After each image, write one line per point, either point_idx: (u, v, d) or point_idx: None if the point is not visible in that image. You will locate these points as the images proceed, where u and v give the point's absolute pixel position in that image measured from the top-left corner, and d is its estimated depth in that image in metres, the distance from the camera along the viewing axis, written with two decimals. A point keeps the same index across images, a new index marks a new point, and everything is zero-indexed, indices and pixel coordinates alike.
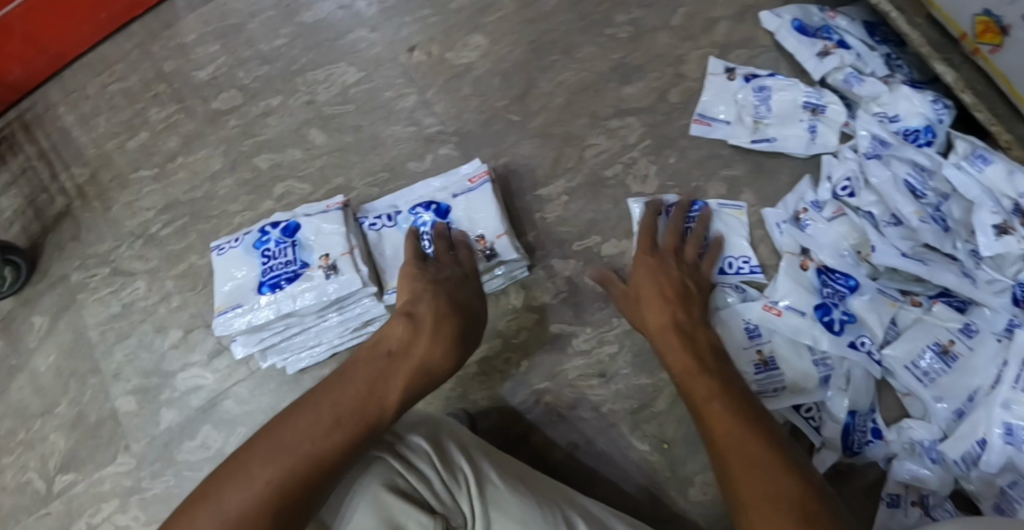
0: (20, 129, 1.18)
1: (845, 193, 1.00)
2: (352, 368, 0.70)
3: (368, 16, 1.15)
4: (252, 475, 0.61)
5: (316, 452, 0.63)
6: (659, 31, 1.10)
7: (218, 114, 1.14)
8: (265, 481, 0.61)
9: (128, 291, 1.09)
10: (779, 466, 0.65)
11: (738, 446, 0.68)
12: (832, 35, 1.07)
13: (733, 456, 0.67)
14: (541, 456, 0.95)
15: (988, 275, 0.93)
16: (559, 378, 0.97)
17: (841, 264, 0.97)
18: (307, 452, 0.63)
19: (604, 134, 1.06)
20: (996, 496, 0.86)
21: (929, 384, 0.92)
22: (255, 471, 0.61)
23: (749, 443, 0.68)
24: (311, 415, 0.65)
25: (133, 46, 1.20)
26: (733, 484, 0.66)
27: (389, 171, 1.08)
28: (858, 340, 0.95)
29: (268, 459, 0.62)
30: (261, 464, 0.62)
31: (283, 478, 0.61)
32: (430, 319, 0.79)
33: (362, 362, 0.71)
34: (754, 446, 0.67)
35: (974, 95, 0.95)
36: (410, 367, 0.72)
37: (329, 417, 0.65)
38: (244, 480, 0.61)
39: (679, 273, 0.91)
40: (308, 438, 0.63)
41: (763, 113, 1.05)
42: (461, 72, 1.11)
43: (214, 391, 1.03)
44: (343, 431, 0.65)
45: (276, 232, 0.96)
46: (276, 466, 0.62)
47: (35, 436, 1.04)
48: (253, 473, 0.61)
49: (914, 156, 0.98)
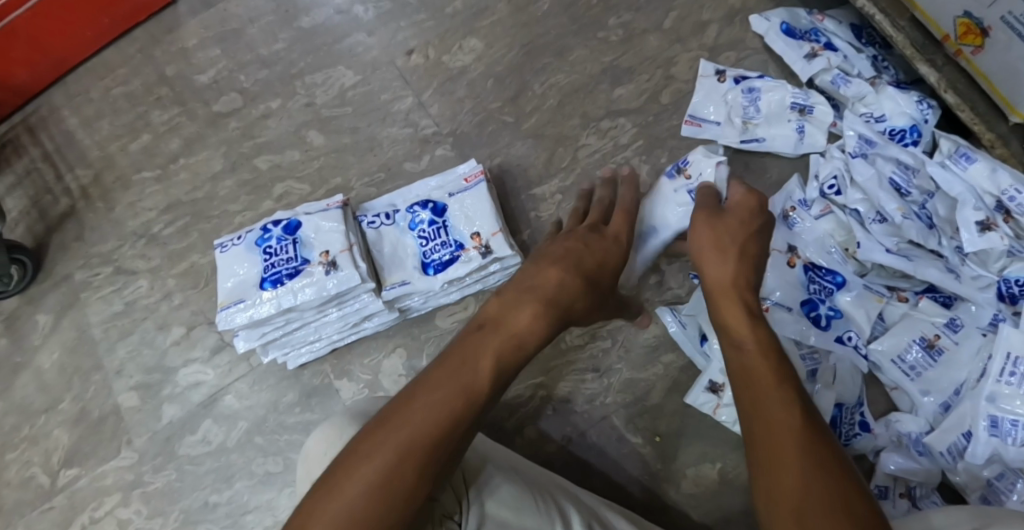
0: (25, 131, 1.20)
1: (832, 192, 1.01)
2: (452, 350, 0.67)
3: (366, 20, 1.18)
4: (367, 465, 0.58)
5: (428, 434, 0.60)
6: (650, 34, 1.13)
7: (218, 116, 1.16)
8: (375, 470, 0.57)
9: (130, 290, 1.11)
10: (817, 446, 0.58)
11: (778, 418, 0.61)
12: (819, 38, 1.09)
13: (767, 430, 0.61)
14: (535, 449, 0.97)
15: (972, 271, 0.94)
16: (553, 373, 0.99)
17: (828, 260, 0.99)
18: (414, 432, 0.59)
19: (596, 134, 1.08)
20: (983, 488, 0.88)
21: (916, 378, 0.93)
22: (370, 458, 0.58)
23: (782, 429, 0.60)
24: (423, 391, 0.62)
25: (135, 50, 1.22)
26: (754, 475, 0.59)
27: (386, 171, 1.10)
28: (845, 335, 0.96)
29: (375, 446, 0.59)
30: (372, 449, 0.59)
31: (396, 465, 0.58)
32: (539, 297, 0.73)
33: (469, 342, 0.68)
34: (783, 419, 0.60)
35: (956, 95, 0.97)
36: (509, 342, 0.68)
37: (442, 394, 0.62)
38: (360, 470, 0.58)
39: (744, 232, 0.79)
40: (408, 423, 0.60)
41: (752, 114, 1.07)
42: (456, 75, 1.13)
43: (215, 386, 1.05)
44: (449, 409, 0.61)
45: (278, 231, 0.98)
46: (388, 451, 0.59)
47: (39, 432, 1.06)
48: (367, 463, 0.58)
49: (898, 154, 1.00)
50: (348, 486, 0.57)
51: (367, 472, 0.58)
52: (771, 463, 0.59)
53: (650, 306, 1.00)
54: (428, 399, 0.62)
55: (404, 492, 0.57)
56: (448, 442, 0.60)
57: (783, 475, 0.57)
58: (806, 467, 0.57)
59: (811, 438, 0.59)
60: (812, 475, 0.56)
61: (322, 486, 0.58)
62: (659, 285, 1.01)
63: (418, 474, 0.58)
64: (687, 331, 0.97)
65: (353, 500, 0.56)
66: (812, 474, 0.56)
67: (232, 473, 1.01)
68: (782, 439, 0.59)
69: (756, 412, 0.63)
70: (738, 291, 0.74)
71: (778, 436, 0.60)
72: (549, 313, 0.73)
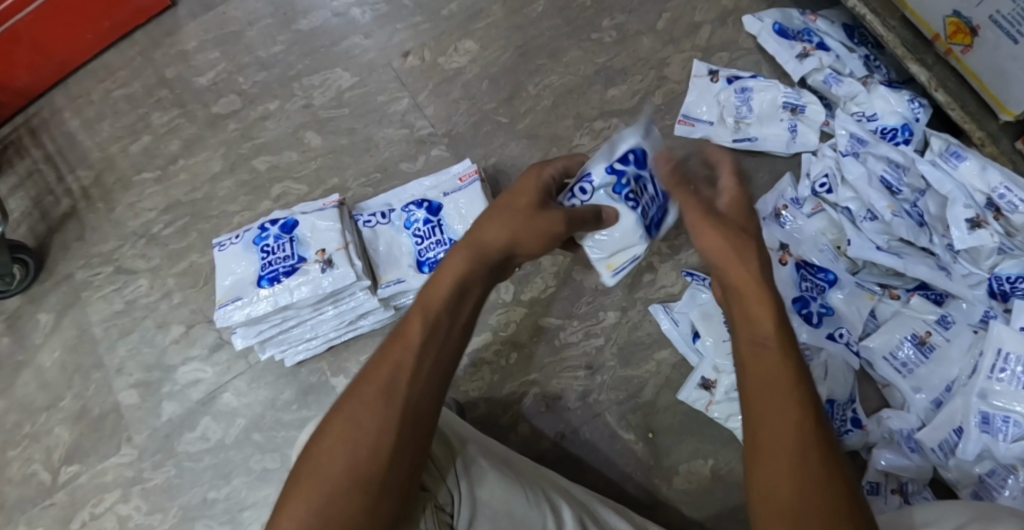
0: (27, 133, 1.22)
1: (823, 190, 1.02)
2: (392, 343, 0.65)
3: (363, 23, 1.19)
4: (326, 469, 0.59)
5: (376, 423, 0.60)
6: (643, 35, 1.14)
7: (217, 118, 1.18)
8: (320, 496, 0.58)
9: (130, 289, 1.12)
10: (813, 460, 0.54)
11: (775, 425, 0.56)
12: (812, 38, 1.10)
13: (766, 437, 0.56)
14: (528, 445, 0.98)
15: (964, 269, 0.96)
16: (547, 370, 1.00)
17: (820, 258, 0.99)
18: (366, 427, 0.60)
19: (589, 134, 1.09)
20: (975, 484, 0.89)
21: (907, 375, 0.94)
22: (327, 459, 0.60)
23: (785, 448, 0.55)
24: (362, 402, 0.61)
25: (135, 53, 1.24)
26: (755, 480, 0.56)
27: (382, 171, 1.11)
28: (836, 332, 0.97)
29: (319, 469, 0.59)
30: (328, 453, 0.60)
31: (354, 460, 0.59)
32: (469, 243, 0.71)
33: (406, 318, 0.66)
34: (783, 435, 0.56)
35: (947, 94, 0.98)
36: (447, 302, 0.67)
37: (388, 375, 0.62)
38: (319, 473, 0.59)
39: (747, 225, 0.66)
40: (343, 445, 0.60)
41: (744, 113, 1.08)
42: (451, 76, 1.15)
43: (214, 384, 1.07)
44: (395, 395, 0.62)
45: (275, 229, 0.99)
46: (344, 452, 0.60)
47: (40, 429, 1.07)
48: (326, 462, 0.59)
49: (889, 153, 1.01)
50: (309, 490, 0.58)
51: (328, 474, 0.59)
52: (768, 473, 0.55)
53: (643, 305, 1.01)
54: (369, 392, 0.62)
55: (370, 486, 0.59)
56: (406, 431, 0.61)
57: (772, 476, 0.55)
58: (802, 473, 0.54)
59: (808, 444, 0.55)
60: (808, 477, 0.54)
61: (287, 493, 0.59)
62: (651, 283, 1.02)
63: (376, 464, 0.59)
64: (680, 328, 0.99)
65: (317, 501, 0.58)
66: (808, 480, 0.54)
67: (230, 469, 1.03)
68: (779, 448, 0.55)
69: (755, 417, 0.57)
70: (764, 289, 0.61)
71: (773, 449, 0.56)
72: (481, 264, 0.70)
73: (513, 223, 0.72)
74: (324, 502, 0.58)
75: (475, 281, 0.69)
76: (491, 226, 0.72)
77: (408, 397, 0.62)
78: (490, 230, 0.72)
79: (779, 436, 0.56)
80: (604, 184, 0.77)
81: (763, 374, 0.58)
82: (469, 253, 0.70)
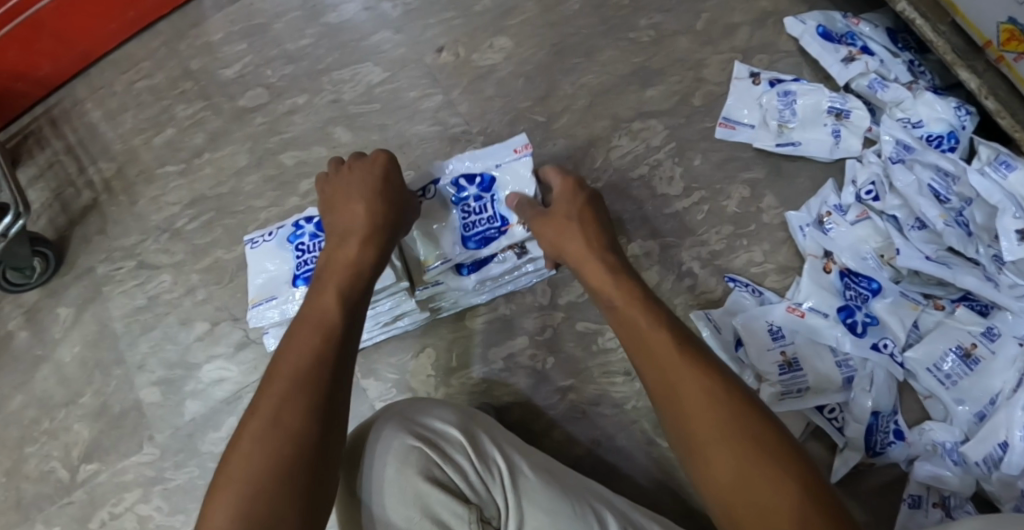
0: (48, 124, 1.20)
1: (869, 197, 1.00)
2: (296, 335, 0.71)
3: (393, 17, 1.17)
4: (246, 443, 0.61)
5: (297, 388, 0.65)
6: (681, 35, 1.12)
7: (244, 111, 1.16)
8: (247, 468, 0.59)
9: (153, 284, 1.10)
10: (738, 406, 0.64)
11: (693, 387, 0.66)
12: (856, 41, 1.07)
13: (683, 406, 0.66)
14: (562, 452, 0.96)
15: (1010, 280, 0.92)
16: (583, 375, 0.98)
17: (863, 267, 0.98)
18: (282, 392, 0.64)
19: (626, 135, 1.07)
20: (1017, 499, 0.86)
21: (951, 387, 0.92)
22: (250, 437, 0.61)
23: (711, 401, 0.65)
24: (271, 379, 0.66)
25: (160, 45, 1.21)
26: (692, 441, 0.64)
27: (414, 169, 1.09)
28: (881, 342, 0.94)
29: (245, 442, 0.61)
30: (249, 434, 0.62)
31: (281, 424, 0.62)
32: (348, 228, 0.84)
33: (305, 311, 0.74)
34: (703, 389, 0.65)
35: (997, 102, 0.96)
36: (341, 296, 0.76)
37: (297, 352, 0.68)
38: (243, 455, 0.60)
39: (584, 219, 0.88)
40: (261, 417, 0.63)
41: (787, 117, 1.06)
42: (484, 73, 1.12)
43: (239, 383, 1.04)
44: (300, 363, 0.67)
45: (311, 227, 0.97)
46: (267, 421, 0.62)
47: (58, 426, 1.05)
48: (250, 444, 0.61)
49: (938, 161, 0.98)
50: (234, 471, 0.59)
51: (246, 463, 0.60)
52: (699, 430, 0.64)
53: (682, 311, 1.00)
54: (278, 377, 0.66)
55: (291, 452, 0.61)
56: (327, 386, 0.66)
57: (711, 434, 0.63)
58: (735, 417, 0.63)
59: (732, 408, 0.64)
60: (732, 421, 0.63)
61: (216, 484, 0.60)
62: (691, 289, 1.01)
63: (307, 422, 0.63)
64: (722, 335, 0.97)
65: (244, 483, 0.59)
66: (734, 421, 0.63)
67: None
68: (703, 409, 0.64)
69: (672, 385, 0.67)
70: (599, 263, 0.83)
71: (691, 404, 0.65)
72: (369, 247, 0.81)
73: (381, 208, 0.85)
74: (255, 473, 0.59)
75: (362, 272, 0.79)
76: (343, 213, 0.86)
77: (321, 356, 0.68)
78: (350, 214, 0.85)
79: (694, 395, 0.65)
80: (445, 194, 0.95)
81: (660, 364, 0.69)
82: (358, 237, 0.82)
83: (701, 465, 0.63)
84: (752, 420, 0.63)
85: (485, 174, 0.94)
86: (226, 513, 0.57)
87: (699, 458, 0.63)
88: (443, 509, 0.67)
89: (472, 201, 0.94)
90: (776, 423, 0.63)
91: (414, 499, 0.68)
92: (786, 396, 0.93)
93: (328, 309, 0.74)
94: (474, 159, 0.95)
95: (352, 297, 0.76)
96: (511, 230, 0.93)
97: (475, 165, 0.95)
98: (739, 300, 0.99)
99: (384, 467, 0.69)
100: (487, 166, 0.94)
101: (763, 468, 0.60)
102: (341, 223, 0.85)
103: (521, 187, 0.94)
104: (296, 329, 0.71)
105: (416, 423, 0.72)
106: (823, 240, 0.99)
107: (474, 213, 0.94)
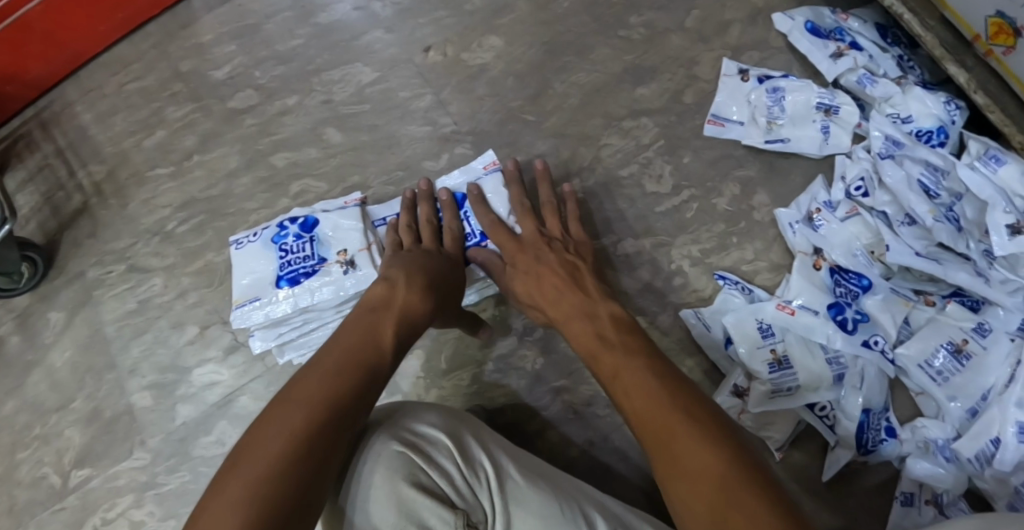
0: (38, 127, 1.19)
1: (859, 193, 1.00)
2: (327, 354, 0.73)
3: (384, 17, 1.16)
4: (258, 446, 0.63)
5: (325, 411, 0.66)
6: (673, 32, 1.11)
7: (234, 113, 1.15)
8: (251, 471, 0.61)
9: (144, 288, 1.10)
10: (701, 424, 0.66)
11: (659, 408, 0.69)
12: (844, 37, 1.07)
13: (654, 429, 0.68)
14: (555, 453, 0.96)
15: (1001, 275, 0.92)
16: (575, 375, 0.98)
17: (853, 263, 0.97)
18: (307, 412, 0.65)
19: (618, 134, 1.07)
20: (1011, 495, 0.86)
21: (943, 384, 0.92)
22: (264, 441, 0.63)
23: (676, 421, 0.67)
24: (297, 389, 0.68)
25: (150, 46, 1.21)
26: (660, 460, 0.66)
27: (404, 170, 1.09)
28: (871, 339, 0.94)
29: (258, 444, 0.63)
30: (262, 439, 0.63)
31: (301, 443, 0.63)
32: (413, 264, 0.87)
33: (345, 335, 0.76)
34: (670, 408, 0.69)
35: (986, 96, 0.96)
36: (370, 322, 0.78)
37: (322, 370, 0.70)
38: (254, 457, 0.62)
39: (556, 256, 0.91)
40: (277, 426, 0.64)
41: (776, 114, 1.05)
42: (476, 72, 1.12)
43: (230, 387, 1.04)
44: (337, 389, 0.68)
45: (295, 227, 0.96)
46: (287, 435, 0.63)
47: (50, 431, 1.04)
48: (263, 447, 0.62)
49: (927, 156, 0.97)
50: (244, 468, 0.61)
51: (253, 465, 0.61)
52: (666, 457, 0.66)
53: (674, 310, 1.00)
54: (301, 390, 0.68)
55: (295, 460, 0.62)
56: (348, 413, 0.67)
57: (676, 452, 0.65)
58: (699, 442, 0.65)
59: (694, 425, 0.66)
60: (694, 437, 0.65)
61: (222, 479, 0.61)
62: (682, 287, 1.00)
63: (324, 441, 0.64)
64: (711, 334, 0.97)
65: (247, 484, 0.60)
66: (697, 438, 0.65)
67: None
68: (668, 427, 0.67)
69: (640, 406, 0.71)
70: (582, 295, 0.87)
71: (660, 423, 0.68)
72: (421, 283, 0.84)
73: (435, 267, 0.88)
74: (258, 485, 0.60)
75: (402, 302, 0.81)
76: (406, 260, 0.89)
77: (350, 382, 0.70)
78: (417, 257, 0.89)
79: (662, 415, 0.68)
80: None
81: (635, 389, 0.73)
82: (418, 278, 0.84)
83: (668, 489, 0.64)
84: (720, 437, 0.65)
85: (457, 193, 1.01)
86: (225, 507, 0.59)
87: (667, 474, 0.65)
88: (428, 514, 0.66)
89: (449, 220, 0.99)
90: (743, 442, 0.65)
91: (399, 505, 0.67)
92: (778, 393, 0.93)
93: (373, 342, 0.75)
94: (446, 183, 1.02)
95: (398, 336, 0.78)
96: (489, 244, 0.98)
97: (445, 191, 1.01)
98: (729, 298, 0.98)
99: (369, 472, 0.68)
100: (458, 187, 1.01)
101: (722, 483, 0.61)
102: (406, 260, 0.88)
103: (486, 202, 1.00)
104: (337, 353, 0.73)
105: (401, 428, 0.71)
106: (813, 237, 0.99)
107: None
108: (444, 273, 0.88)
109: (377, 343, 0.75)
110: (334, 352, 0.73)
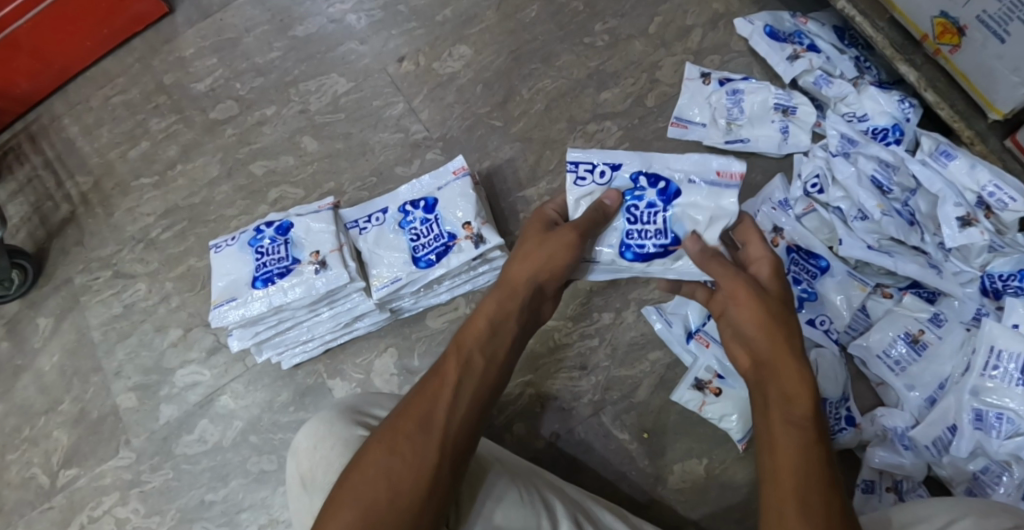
0: (26, 140, 1.23)
1: (815, 190, 1.02)
2: (440, 367, 0.72)
3: (358, 29, 1.20)
4: (371, 468, 0.65)
5: (434, 437, 0.66)
6: (635, 38, 1.15)
7: (216, 123, 1.19)
8: (363, 492, 0.64)
9: (128, 293, 1.13)
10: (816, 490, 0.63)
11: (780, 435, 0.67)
12: (803, 40, 1.11)
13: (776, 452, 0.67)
14: (523, 444, 0.99)
15: (955, 266, 0.97)
16: (541, 371, 1.01)
17: (808, 244, 1.01)
18: (416, 439, 0.66)
19: (581, 137, 1.11)
20: (969, 481, 0.89)
21: (901, 373, 0.95)
22: (378, 464, 0.65)
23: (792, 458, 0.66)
24: (410, 407, 0.69)
25: (133, 61, 1.25)
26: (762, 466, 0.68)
27: (378, 175, 1.13)
28: (818, 318, 0.98)
29: (372, 463, 0.65)
30: (372, 463, 0.65)
31: (404, 472, 0.64)
32: (500, 286, 0.81)
33: (444, 357, 0.73)
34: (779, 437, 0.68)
35: (936, 93, 0.99)
36: (471, 342, 0.74)
37: (435, 389, 0.70)
38: (366, 477, 0.64)
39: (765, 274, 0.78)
40: (388, 445, 0.66)
41: (735, 115, 1.08)
42: (445, 81, 1.16)
43: (212, 387, 1.07)
44: (436, 425, 0.67)
45: (270, 231, 1.01)
46: (379, 472, 0.64)
47: (39, 433, 1.08)
48: (376, 468, 0.65)
49: (879, 153, 1.01)
50: (357, 492, 0.64)
51: (363, 487, 0.64)
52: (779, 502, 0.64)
53: (636, 306, 1.02)
54: (413, 411, 0.68)
55: (407, 489, 0.64)
56: (453, 437, 0.67)
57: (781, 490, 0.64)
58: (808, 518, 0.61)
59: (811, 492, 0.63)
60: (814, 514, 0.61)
61: (339, 490, 0.65)
62: (645, 284, 1.03)
63: (434, 464, 0.65)
64: (672, 329, 0.99)
65: (363, 500, 0.63)
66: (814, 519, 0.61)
67: (228, 471, 1.03)
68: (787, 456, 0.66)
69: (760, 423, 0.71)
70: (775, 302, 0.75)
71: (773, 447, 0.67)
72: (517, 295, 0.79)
73: (529, 269, 0.80)
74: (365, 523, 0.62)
75: (508, 317, 0.77)
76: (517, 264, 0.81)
77: (456, 406, 0.69)
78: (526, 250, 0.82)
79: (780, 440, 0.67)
80: (394, 219, 1.02)
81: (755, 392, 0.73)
82: (513, 295, 0.79)
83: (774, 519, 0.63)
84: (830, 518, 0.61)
85: (429, 198, 1.01)
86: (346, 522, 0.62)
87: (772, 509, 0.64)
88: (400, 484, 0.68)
89: (419, 223, 1.00)
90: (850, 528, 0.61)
91: None
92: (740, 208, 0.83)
93: (475, 360, 0.73)
94: (417, 191, 1.03)
95: (490, 363, 0.74)
96: (459, 244, 0.98)
97: (414, 194, 1.03)
98: (615, 259, 0.85)
99: (334, 455, 0.73)
100: (430, 191, 1.02)
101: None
102: (502, 292, 0.79)
103: (454, 204, 1.00)
104: (448, 365, 0.72)
105: (360, 415, 0.77)
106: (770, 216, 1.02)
107: (422, 237, 1.00)
108: (536, 261, 0.80)
109: (479, 365, 0.73)
110: (443, 373, 0.72)
